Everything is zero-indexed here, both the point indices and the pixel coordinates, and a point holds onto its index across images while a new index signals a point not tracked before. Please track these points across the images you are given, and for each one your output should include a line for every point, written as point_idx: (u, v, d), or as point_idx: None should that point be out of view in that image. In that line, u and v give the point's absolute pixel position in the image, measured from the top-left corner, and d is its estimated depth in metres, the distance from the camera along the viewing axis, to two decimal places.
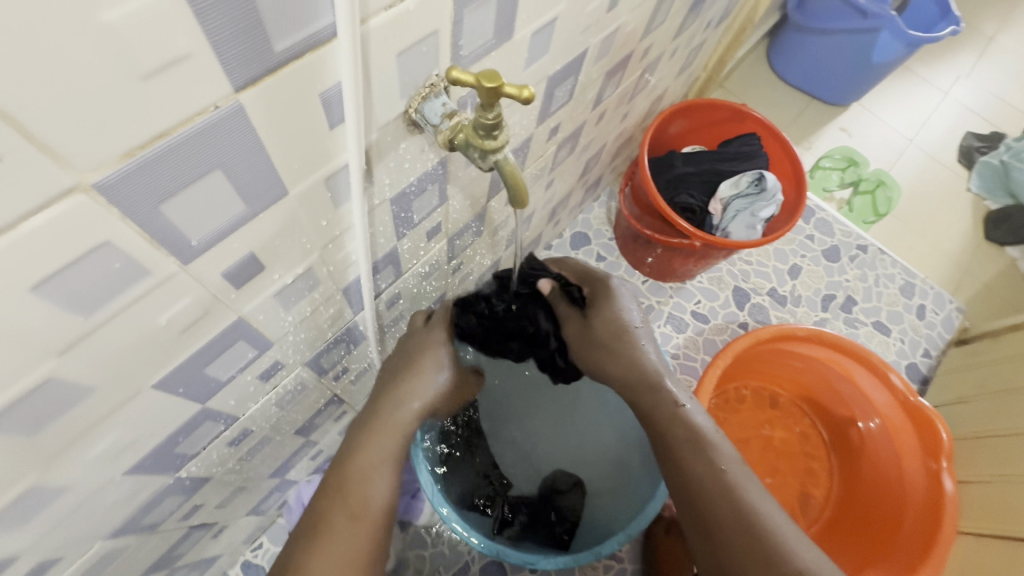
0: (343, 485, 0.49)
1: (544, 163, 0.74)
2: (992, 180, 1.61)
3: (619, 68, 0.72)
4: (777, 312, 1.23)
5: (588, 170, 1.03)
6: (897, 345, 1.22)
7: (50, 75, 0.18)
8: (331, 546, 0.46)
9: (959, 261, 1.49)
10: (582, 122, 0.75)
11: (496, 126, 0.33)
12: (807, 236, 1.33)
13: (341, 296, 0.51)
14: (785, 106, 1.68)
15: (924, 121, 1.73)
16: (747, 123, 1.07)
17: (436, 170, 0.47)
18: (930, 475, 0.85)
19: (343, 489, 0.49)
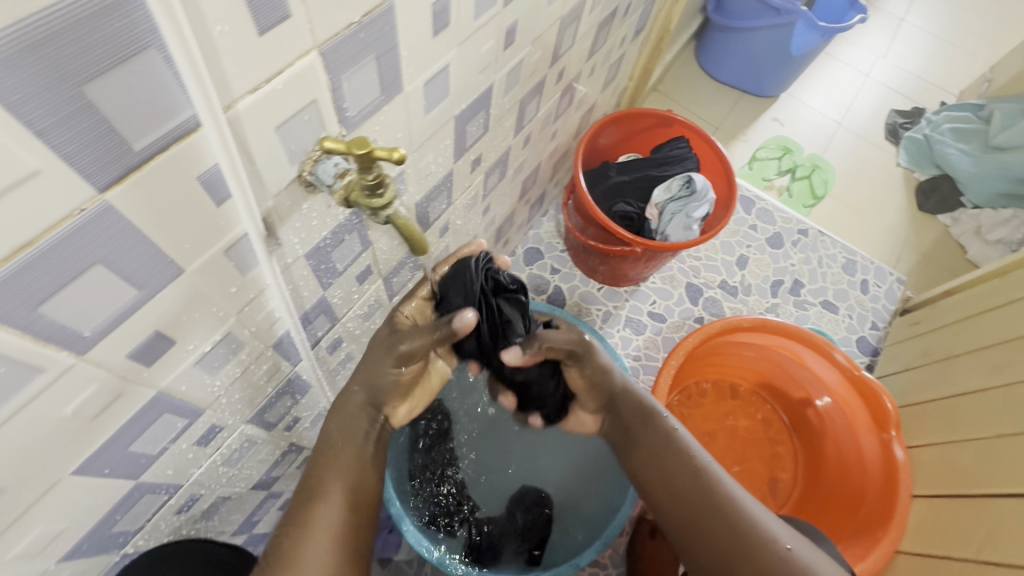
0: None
1: (474, 192, 0.76)
2: (919, 153, 1.70)
3: (537, 92, 0.75)
4: (730, 302, 1.28)
5: (529, 189, 1.06)
6: (846, 321, 1.28)
7: None
8: (312, 537, 0.51)
9: (896, 234, 1.57)
10: (508, 147, 0.78)
11: (379, 184, 0.35)
12: (750, 227, 1.38)
13: (273, 351, 0.51)
14: (718, 103, 1.74)
15: (849, 103, 1.82)
16: (674, 127, 1.11)
17: (351, 220, 0.49)
18: (882, 445, 0.89)
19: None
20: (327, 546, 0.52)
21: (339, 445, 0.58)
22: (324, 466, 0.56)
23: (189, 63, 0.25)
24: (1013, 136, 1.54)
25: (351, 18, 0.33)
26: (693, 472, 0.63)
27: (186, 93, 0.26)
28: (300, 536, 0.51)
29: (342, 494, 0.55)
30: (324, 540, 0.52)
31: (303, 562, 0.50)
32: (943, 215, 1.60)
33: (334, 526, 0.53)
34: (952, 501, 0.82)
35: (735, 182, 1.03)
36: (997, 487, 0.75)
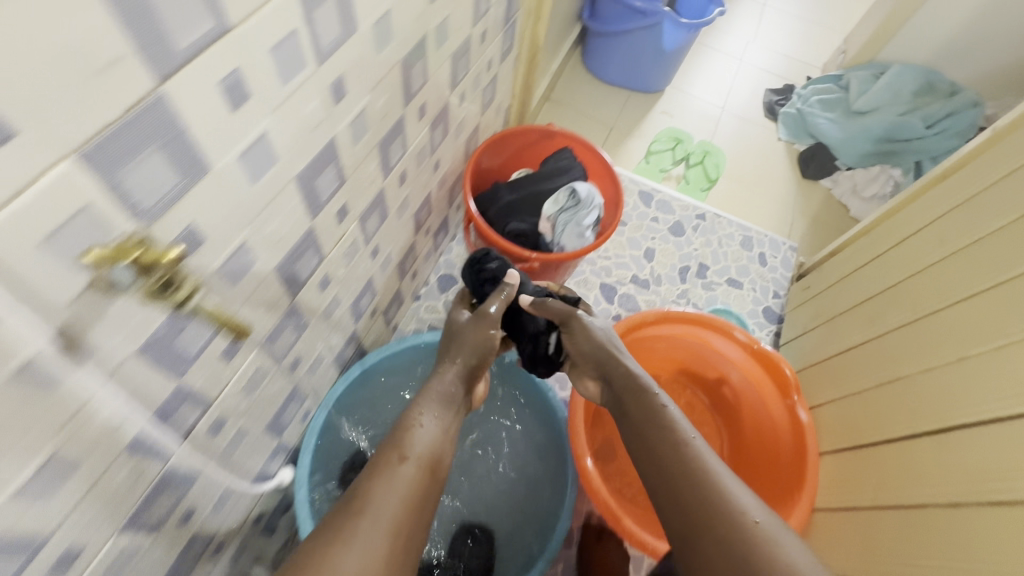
0: (357, 508, 0.56)
1: (352, 239, 0.75)
2: (795, 126, 1.83)
3: (398, 132, 0.75)
4: (643, 295, 1.33)
5: (425, 221, 1.06)
6: (751, 294, 1.36)
7: None
8: (393, 485, 0.59)
9: (787, 203, 1.68)
10: (381, 189, 0.77)
11: (182, 282, 0.41)
12: (652, 219, 1.44)
13: (129, 454, 0.48)
14: (609, 104, 1.81)
15: (728, 88, 1.95)
16: (557, 139, 1.15)
17: (190, 302, 0.46)
18: (788, 411, 0.96)
19: (356, 511, 0.56)
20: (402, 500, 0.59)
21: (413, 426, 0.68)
22: (410, 429, 0.68)
23: None
24: (869, 100, 1.70)
25: (108, 118, 0.32)
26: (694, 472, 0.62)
27: None
28: (376, 477, 0.60)
29: (425, 456, 0.65)
30: (400, 495, 0.59)
31: (382, 499, 0.57)
32: (825, 179, 1.72)
33: (410, 488, 0.60)
34: (849, 454, 0.88)
35: (619, 184, 1.08)
36: (896, 434, 0.79)
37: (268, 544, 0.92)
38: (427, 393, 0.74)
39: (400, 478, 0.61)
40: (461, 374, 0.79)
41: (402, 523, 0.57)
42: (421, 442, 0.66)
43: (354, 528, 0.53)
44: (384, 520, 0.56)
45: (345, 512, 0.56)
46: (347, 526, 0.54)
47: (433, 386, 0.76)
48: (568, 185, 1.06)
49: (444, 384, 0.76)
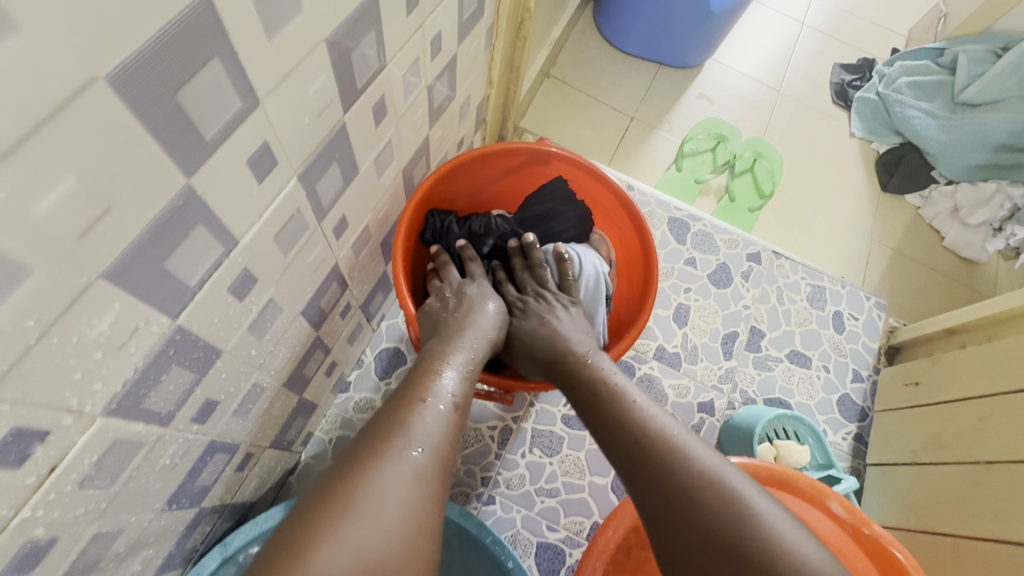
0: (369, 454, 0.40)
1: (99, 448, 0.35)
2: (874, 118, 1.38)
3: (189, 226, 0.34)
4: (672, 379, 0.94)
5: (332, 303, 0.65)
6: (821, 377, 0.97)
7: None
8: (411, 426, 0.43)
9: (860, 226, 1.26)
10: (172, 335, 0.37)
11: None
12: (686, 261, 1.03)
13: None
14: (630, 82, 1.36)
15: (787, 61, 1.48)
16: (553, 164, 0.73)
17: None
18: None
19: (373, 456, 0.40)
20: (438, 443, 0.43)
21: (427, 366, 0.50)
22: (436, 367, 0.50)
23: None
24: (984, 89, 1.26)
25: None
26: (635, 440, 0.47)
27: None
28: (395, 413, 0.44)
29: (462, 403, 0.48)
30: (432, 438, 0.43)
31: (408, 433, 0.42)
32: (911, 194, 1.30)
33: (443, 431, 0.44)
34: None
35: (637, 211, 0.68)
36: None
37: None
38: (453, 333, 0.56)
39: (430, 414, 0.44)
40: (496, 324, 0.61)
41: (437, 479, 0.41)
42: (461, 394, 0.49)
43: (386, 466, 0.39)
44: (402, 478, 0.39)
45: (353, 463, 0.40)
46: (374, 467, 0.39)
47: (476, 315, 0.60)
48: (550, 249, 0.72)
49: (481, 324, 0.58)
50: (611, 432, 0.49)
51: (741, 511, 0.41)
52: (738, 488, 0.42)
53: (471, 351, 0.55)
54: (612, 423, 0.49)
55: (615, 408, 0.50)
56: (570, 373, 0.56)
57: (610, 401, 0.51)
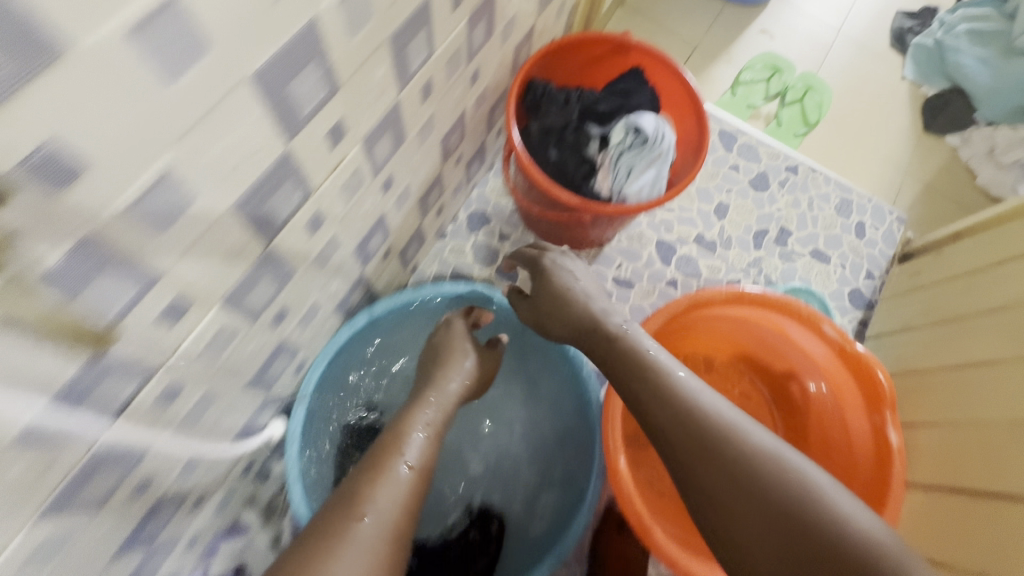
0: (329, 526, 0.50)
1: (354, 168, 0.58)
2: (927, 63, 1.47)
3: (423, 27, 0.54)
4: (707, 260, 1.12)
5: (455, 147, 0.86)
6: (838, 273, 1.13)
7: None
8: (382, 488, 0.55)
9: (897, 160, 1.37)
10: (396, 106, 0.59)
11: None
12: (731, 167, 1.19)
13: (19, 449, 0.36)
14: (697, 15, 1.48)
15: (850, 5, 1.56)
16: (632, 55, 0.89)
17: (83, 258, 0.32)
18: (874, 427, 0.78)
19: (333, 525, 0.50)
20: (391, 505, 0.54)
21: (397, 431, 0.63)
22: (404, 435, 0.62)
23: None
24: None
25: None
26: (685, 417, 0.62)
27: None
28: (370, 479, 0.56)
29: (424, 465, 0.60)
30: (390, 500, 0.54)
31: (371, 499, 0.53)
32: (952, 135, 1.40)
33: (403, 494, 0.56)
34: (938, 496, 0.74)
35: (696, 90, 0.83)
36: (999, 484, 0.65)
37: (259, 489, 0.86)
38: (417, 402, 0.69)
39: (392, 478, 0.56)
40: (471, 370, 0.76)
41: (398, 536, 0.53)
42: (418, 452, 0.61)
43: (345, 537, 0.49)
44: (373, 528, 0.51)
45: (328, 527, 0.50)
46: (336, 540, 0.49)
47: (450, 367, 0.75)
48: (626, 120, 0.83)
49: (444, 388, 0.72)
50: (661, 406, 0.64)
51: (789, 484, 0.56)
52: (777, 454, 0.58)
53: (436, 416, 0.68)
54: (657, 399, 0.64)
55: (667, 386, 0.64)
56: (609, 353, 0.71)
57: (657, 380, 0.65)
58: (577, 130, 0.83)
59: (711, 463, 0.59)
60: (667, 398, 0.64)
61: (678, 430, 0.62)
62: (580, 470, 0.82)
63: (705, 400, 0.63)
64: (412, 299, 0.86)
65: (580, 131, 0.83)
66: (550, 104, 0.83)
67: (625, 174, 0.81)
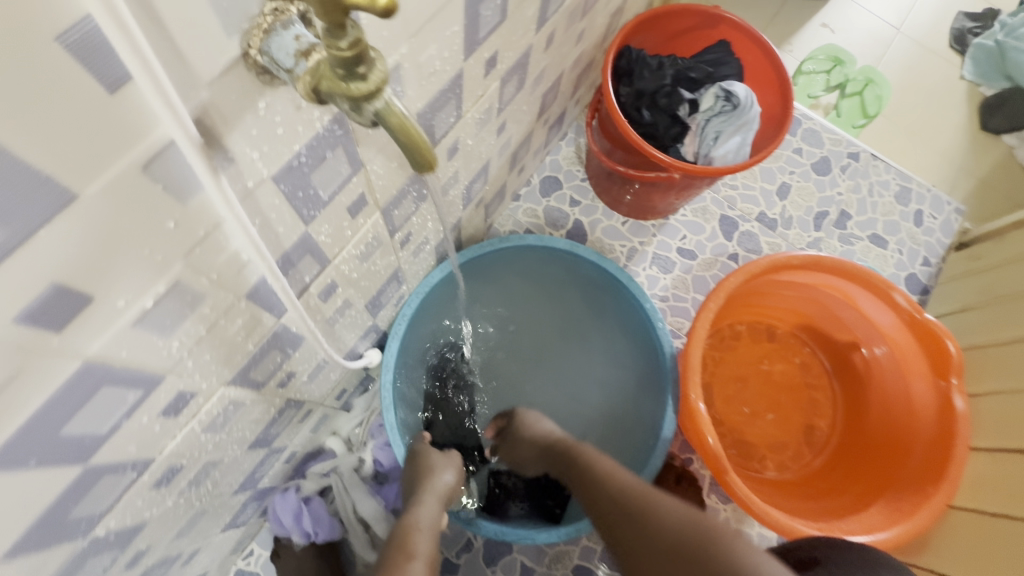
0: None
1: (488, 104, 0.63)
2: (987, 63, 1.49)
3: None
4: (768, 237, 1.16)
5: (548, 107, 0.91)
6: (895, 257, 1.16)
7: None
8: None
9: (953, 157, 1.40)
10: (528, 48, 0.63)
11: (360, 58, 0.24)
12: (794, 150, 1.22)
13: (246, 303, 0.41)
14: (760, 5, 1.52)
15: (912, 4, 1.58)
16: (719, 28, 0.93)
17: (332, 130, 0.37)
18: (940, 394, 0.82)
19: None
20: None
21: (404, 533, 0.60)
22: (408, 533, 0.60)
23: None
24: None
25: None
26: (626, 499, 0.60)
27: None
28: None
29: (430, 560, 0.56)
30: None
31: None
32: (1009, 135, 1.42)
33: None
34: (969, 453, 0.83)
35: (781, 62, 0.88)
36: None
37: (343, 419, 0.91)
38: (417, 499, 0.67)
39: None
40: (451, 469, 0.74)
41: None
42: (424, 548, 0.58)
43: None
44: None
45: None
46: None
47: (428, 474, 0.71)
48: (717, 86, 0.88)
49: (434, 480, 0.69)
50: (604, 476, 0.64)
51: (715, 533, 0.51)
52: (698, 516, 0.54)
53: (424, 513, 0.64)
54: (597, 491, 0.64)
55: (603, 477, 0.64)
56: (569, 458, 0.71)
57: (590, 474, 0.66)
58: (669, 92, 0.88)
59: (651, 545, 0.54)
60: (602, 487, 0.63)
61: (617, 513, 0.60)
62: (653, 414, 0.87)
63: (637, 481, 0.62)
64: (496, 248, 0.88)
65: (673, 93, 0.88)
66: (644, 68, 0.88)
67: (715, 135, 0.86)
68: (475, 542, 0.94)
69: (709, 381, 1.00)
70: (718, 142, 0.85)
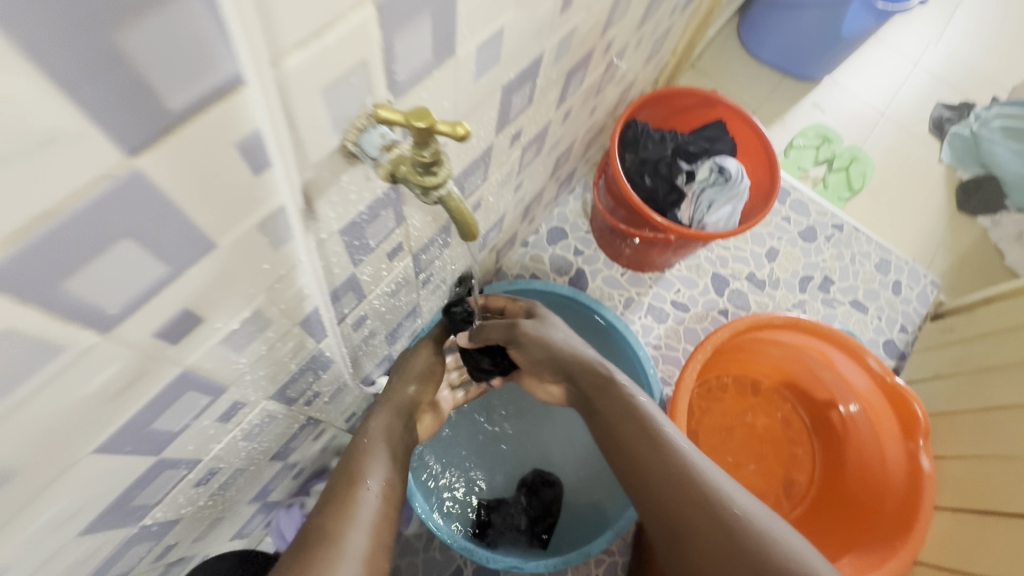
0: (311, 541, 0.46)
1: (510, 167, 0.72)
2: (963, 150, 1.62)
3: (582, 64, 0.70)
4: (756, 296, 1.24)
5: (560, 166, 1.01)
6: (874, 322, 1.24)
7: None
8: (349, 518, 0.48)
9: (931, 233, 1.50)
10: (547, 122, 0.73)
11: (434, 162, 0.32)
12: (783, 218, 1.33)
13: (299, 329, 0.48)
14: (757, 84, 1.66)
15: (895, 91, 1.73)
16: (717, 109, 1.05)
17: (388, 194, 0.45)
18: (908, 454, 0.87)
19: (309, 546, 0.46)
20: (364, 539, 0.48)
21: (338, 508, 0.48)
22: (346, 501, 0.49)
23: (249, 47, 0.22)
24: None
25: None
26: (672, 474, 0.57)
27: (232, 45, 0.22)
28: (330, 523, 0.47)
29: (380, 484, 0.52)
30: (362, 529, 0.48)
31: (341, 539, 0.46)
32: (983, 216, 1.53)
33: (373, 517, 0.49)
34: (999, 519, 0.79)
35: (770, 143, 0.98)
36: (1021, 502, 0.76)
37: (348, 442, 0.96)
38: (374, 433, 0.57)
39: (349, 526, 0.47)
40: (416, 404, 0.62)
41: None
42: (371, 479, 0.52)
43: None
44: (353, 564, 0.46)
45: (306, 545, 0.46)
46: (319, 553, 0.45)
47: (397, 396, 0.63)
48: (714, 161, 0.98)
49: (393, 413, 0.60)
50: (645, 455, 0.58)
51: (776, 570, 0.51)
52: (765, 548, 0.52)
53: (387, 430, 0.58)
54: (633, 430, 0.60)
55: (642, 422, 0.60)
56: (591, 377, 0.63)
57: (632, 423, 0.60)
58: (667, 164, 0.99)
59: (675, 499, 0.56)
60: (631, 415, 0.60)
61: (661, 474, 0.57)
62: None
63: (697, 462, 0.57)
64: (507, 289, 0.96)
65: (671, 165, 0.99)
66: (646, 140, 0.99)
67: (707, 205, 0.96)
68: (464, 571, 0.96)
69: (694, 429, 1.06)
70: (710, 210, 0.95)
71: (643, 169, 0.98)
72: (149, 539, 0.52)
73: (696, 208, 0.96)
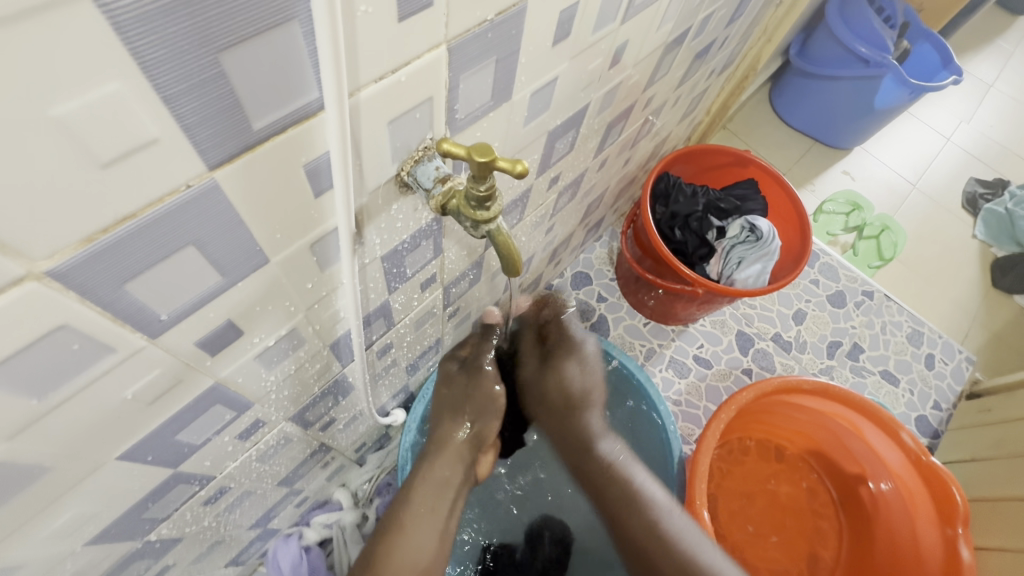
0: None
1: (544, 210, 0.73)
2: (998, 226, 1.60)
3: (622, 118, 0.72)
4: (782, 358, 1.21)
5: (590, 214, 1.02)
6: (906, 397, 1.19)
7: (43, 191, 0.19)
8: None
9: (965, 307, 1.46)
10: (584, 169, 0.75)
11: (488, 197, 0.33)
12: (812, 280, 1.31)
13: (328, 351, 0.49)
14: (787, 148, 1.68)
15: (927, 164, 1.74)
16: (750, 169, 1.06)
17: (431, 226, 0.46)
18: (945, 541, 0.80)
19: None
20: None
21: None
22: None
23: (334, 77, 0.23)
24: None
25: (485, 16, 0.31)
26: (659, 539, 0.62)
27: (317, 74, 0.24)
28: None
29: None
30: None
31: None
32: (1020, 295, 1.49)
33: None
34: None
35: (801, 204, 0.98)
36: None
37: (355, 473, 0.94)
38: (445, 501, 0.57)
39: None
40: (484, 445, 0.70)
41: None
42: None
43: None
44: None
45: None
46: None
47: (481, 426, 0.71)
48: (745, 219, 0.98)
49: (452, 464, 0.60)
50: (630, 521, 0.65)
51: None
52: None
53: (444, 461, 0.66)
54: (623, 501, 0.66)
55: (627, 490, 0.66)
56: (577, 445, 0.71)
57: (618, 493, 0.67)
58: (698, 218, 0.99)
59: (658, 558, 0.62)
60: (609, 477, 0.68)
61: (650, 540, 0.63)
62: None
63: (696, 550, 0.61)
64: None
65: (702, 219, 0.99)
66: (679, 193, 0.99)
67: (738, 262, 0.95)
68: None
69: (711, 493, 1.03)
70: (739, 267, 0.94)
71: (673, 222, 0.99)
72: (150, 556, 0.50)
73: (725, 264, 0.96)
